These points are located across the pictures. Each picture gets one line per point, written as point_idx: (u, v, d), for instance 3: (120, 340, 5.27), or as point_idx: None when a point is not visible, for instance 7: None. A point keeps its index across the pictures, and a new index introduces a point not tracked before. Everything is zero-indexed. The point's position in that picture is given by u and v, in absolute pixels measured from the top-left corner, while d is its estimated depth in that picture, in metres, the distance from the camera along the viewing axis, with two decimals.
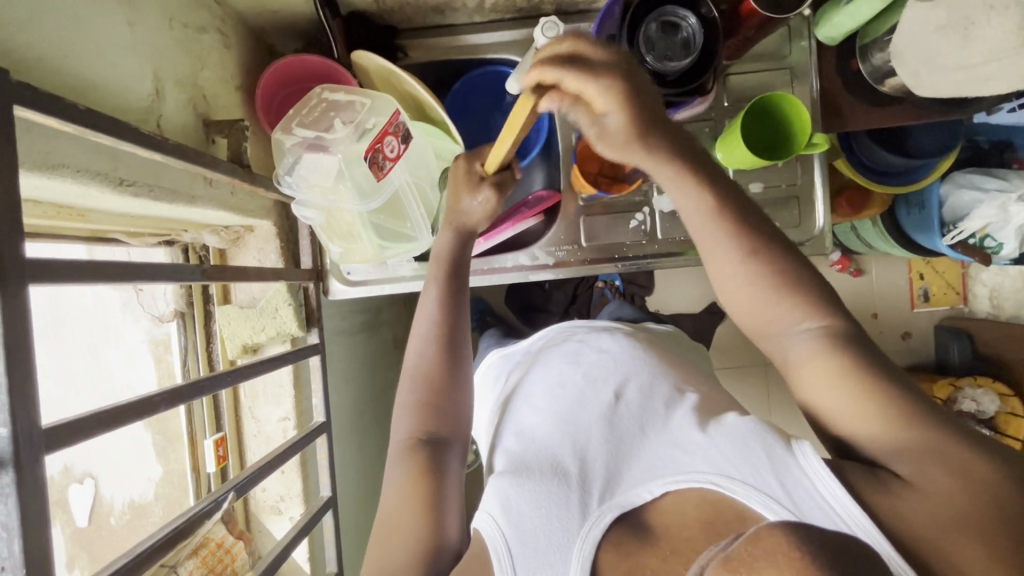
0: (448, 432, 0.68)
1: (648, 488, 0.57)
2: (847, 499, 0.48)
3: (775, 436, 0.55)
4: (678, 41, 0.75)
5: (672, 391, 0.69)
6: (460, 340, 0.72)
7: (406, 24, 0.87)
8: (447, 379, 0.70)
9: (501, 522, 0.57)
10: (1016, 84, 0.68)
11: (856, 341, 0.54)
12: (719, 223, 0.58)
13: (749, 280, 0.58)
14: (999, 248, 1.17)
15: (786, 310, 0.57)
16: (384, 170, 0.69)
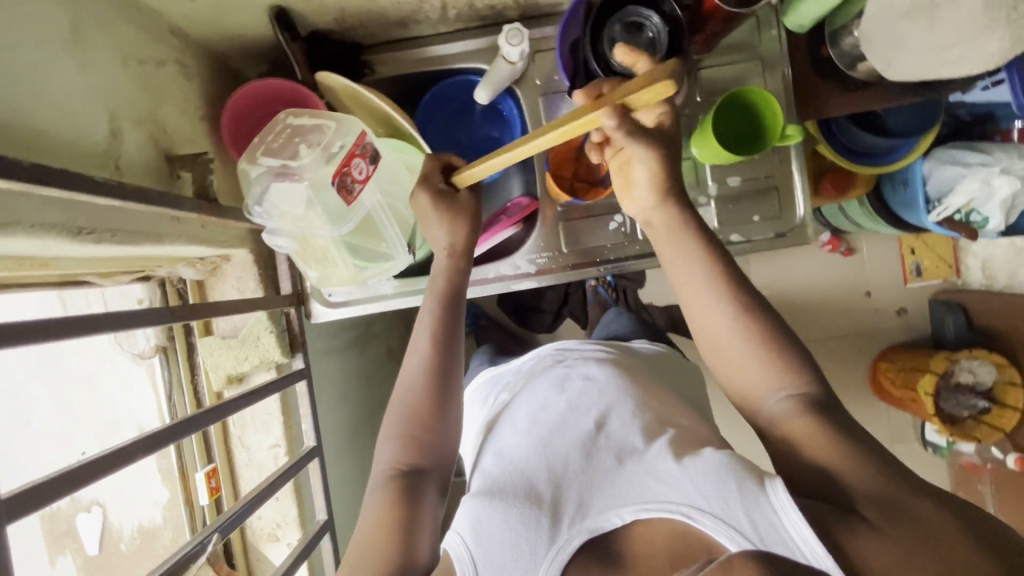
0: (428, 462, 0.67)
1: (619, 513, 0.59)
2: (811, 540, 0.47)
3: (751, 472, 0.54)
4: (645, 41, 0.73)
5: (653, 418, 0.69)
6: (448, 366, 0.70)
7: (371, 40, 0.86)
8: (433, 410, 0.68)
9: (470, 544, 0.59)
10: (988, 63, 0.67)
11: (828, 406, 0.57)
12: (706, 284, 0.62)
13: (735, 340, 0.61)
14: (985, 222, 1.16)
15: (765, 372, 0.60)
16: (354, 192, 0.68)
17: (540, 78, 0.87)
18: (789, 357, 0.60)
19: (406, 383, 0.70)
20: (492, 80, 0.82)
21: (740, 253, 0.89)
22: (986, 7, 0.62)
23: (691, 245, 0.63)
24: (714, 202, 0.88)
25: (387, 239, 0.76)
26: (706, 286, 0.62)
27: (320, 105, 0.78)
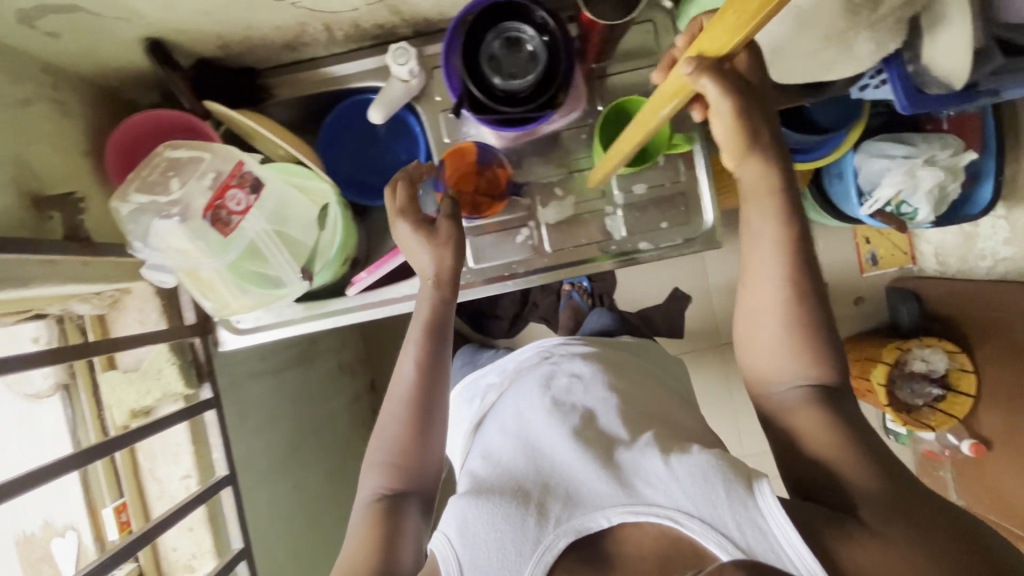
0: (416, 471, 0.71)
1: (605, 515, 0.63)
2: (791, 537, 0.55)
3: (737, 474, 0.60)
4: (525, 54, 0.72)
5: (639, 421, 0.73)
6: (437, 378, 0.72)
7: (265, 63, 0.85)
8: (416, 436, 0.71)
9: (457, 545, 0.63)
10: (860, 65, 0.66)
11: (836, 398, 0.64)
12: (784, 254, 0.63)
13: (780, 343, 0.64)
14: (914, 213, 1.16)
15: (794, 361, 0.64)
16: (231, 224, 0.69)
17: (440, 95, 0.87)
18: (822, 354, 0.64)
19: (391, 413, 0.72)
20: (387, 99, 0.81)
21: (649, 260, 0.89)
22: (847, 10, 0.60)
23: (771, 221, 0.63)
24: (621, 211, 0.88)
25: (275, 267, 0.76)
26: (773, 258, 0.63)
27: (211, 133, 0.78)
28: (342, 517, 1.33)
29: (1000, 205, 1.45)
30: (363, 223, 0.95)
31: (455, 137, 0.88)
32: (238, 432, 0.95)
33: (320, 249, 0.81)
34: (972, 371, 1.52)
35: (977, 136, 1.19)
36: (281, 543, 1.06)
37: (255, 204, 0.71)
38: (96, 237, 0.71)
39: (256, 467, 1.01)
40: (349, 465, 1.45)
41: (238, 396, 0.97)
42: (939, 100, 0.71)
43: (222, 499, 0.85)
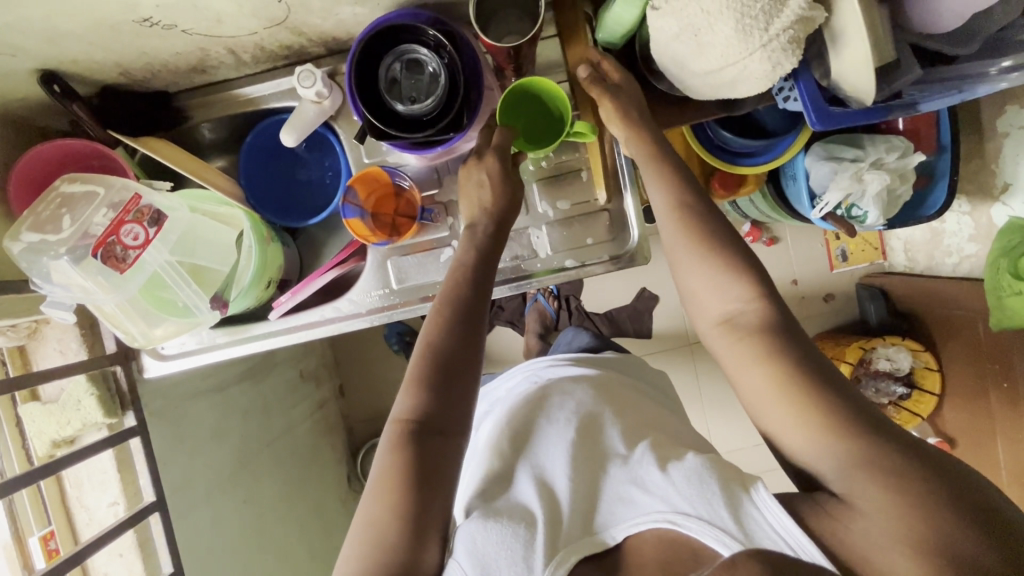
0: (437, 433, 0.64)
1: (611, 532, 0.64)
2: (796, 531, 0.56)
3: (735, 478, 0.62)
4: (427, 77, 0.71)
5: (633, 432, 0.76)
6: (465, 337, 0.67)
7: (178, 87, 0.84)
8: (467, 362, 0.67)
9: (467, 565, 0.61)
10: (762, 83, 0.64)
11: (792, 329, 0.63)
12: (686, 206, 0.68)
13: (714, 278, 0.66)
14: (864, 216, 1.14)
15: (733, 303, 0.65)
16: (127, 260, 0.68)
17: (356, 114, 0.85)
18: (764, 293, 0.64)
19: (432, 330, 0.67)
20: (298, 124, 0.80)
21: (576, 278, 0.88)
22: (738, 32, 0.58)
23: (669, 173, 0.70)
24: (546, 228, 0.86)
25: (182, 300, 0.75)
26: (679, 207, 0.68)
27: (119, 162, 0.77)
28: (301, 526, 1.34)
29: (965, 201, 1.41)
30: (292, 242, 0.94)
31: (375, 156, 0.85)
32: (172, 454, 0.96)
33: (235, 274, 0.79)
34: (937, 368, 1.50)
35: (932, 134, 1.17)
36: (229, 559, 1.07)
37: (156, 238, 0.70)
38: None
39: (197, 487, 1.01)
40: (312, 474, 1.46)
41: (174, 418, 0.97)
42: (850, 114, 0.70)
43: (152, 524, 0.86)
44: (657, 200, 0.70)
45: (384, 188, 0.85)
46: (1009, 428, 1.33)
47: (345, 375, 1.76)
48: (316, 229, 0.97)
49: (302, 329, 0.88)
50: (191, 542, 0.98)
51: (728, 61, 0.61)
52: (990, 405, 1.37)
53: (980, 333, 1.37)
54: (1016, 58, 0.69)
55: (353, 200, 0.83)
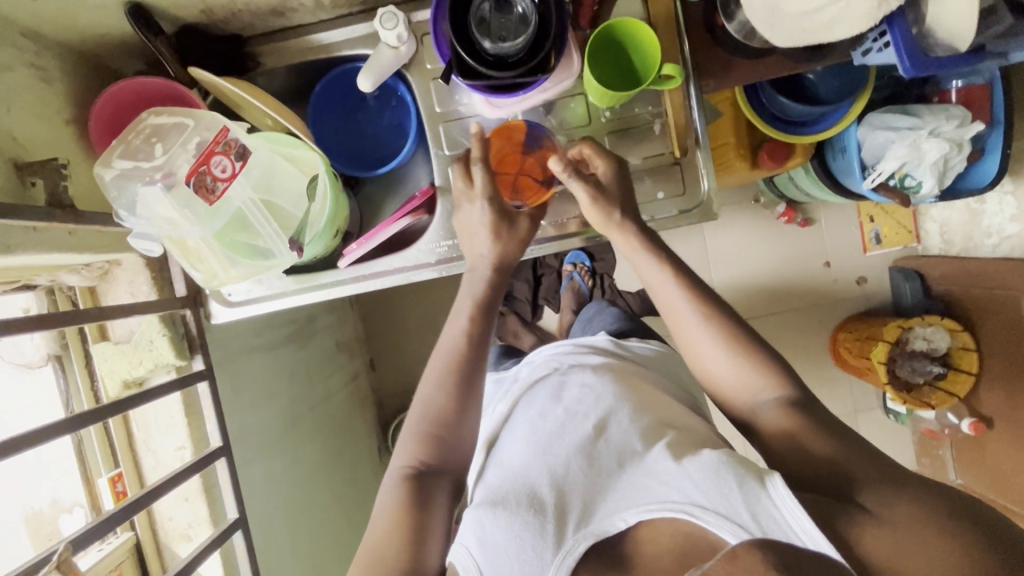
0: (445, 462, 0.72)
1: (623, 516, 0.62)
2: (818, 539, 0.53)
3: (749, 471, 0.59)
4: (515, 17, 0.71)
5: (651, 429, 0.72)
6: (476, 369, 0.76)
7: (252, 30, 0.84)
8: (456, 409, 0.73)
9: (476, 554, 0.63)
10: (865, 21, 0.63)
11: (809, 404, 0.67)
12: (682, 286, 0.75)
13: (719, 352, 0.72)
14: (919, 187, 1.14)
15: (754, 378, 0.70)
16: (216, 191, 0.68)
17: (430, 62, 0.84)
18: (771, 367, 0.70)
19: (434, 378, 0.75)
20: (376, 66, 0.79)
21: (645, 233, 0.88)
22: None
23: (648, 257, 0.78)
24: None
25: (264, 236, 0.74)
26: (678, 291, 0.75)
27: (197, 99, 0.77)
28: (339, 492, 1.34)
29: (1008, 180, 1.41)
30: (354, 197, 0.94)
31: (447, 107, 0.85)
32: (230, 405, 0.95)
33: (308, 221, 0.78)
34: (974, 349, 1.50)
35: (987, 107, 1.17)
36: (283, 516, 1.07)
37: (242, 171, 0.69)
38: (78, 203, 0.70)
39: (252, 442, 1.01)
40: (347, 443, 1.46)
41: (233, 370, 0.97)
42: (942, 61, 0.69)
43: (217, 470, 0.86)
44: (663, 280, 0.76)
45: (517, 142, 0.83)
46: None
47: (375, 349, 1.76)
48: (378, 185, 0.97)
49: (369, 279, 0.88)
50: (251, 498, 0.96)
51: None
52: None
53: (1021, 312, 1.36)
54: None
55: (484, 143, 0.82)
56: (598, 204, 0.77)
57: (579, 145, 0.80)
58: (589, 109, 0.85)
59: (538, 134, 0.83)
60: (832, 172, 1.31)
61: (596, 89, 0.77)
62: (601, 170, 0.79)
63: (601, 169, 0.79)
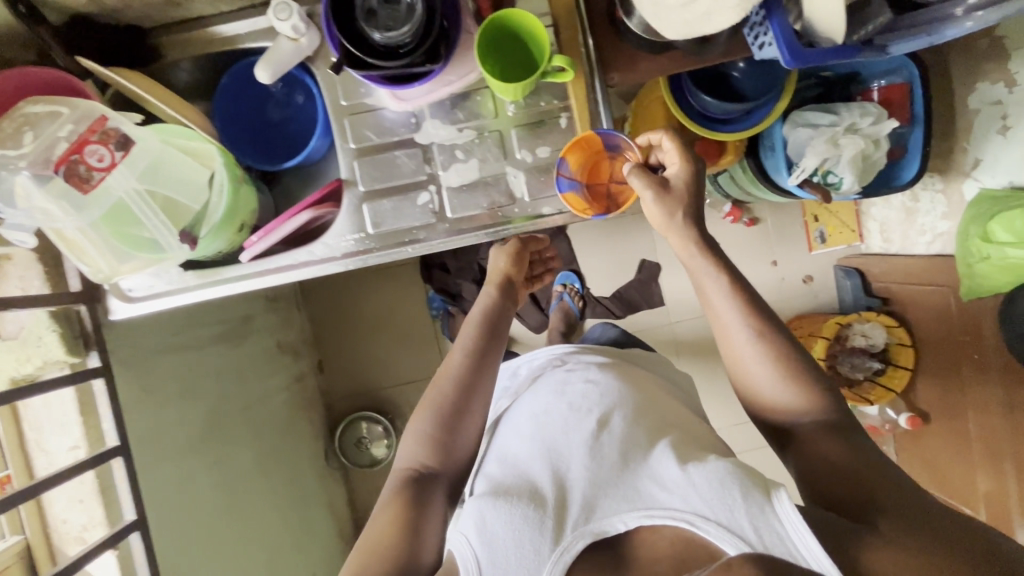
0: (440, 466, 0.77)
1: (623, 519, 0.66)
2: (816, 551, 0.56)
3: (755, 486, 0.62)
4: (403, 8, 0.71)
5: (647, 432, 0.75)
6: (478, 380, 0.80)
7: (152, 21, 0.83)
8: (449, 433, 0.77)
9: (475, 544, 0.65)
10: (738, 12, 0.65)
11: (842, 427, 0.69)
12: (737, 300, 0.73)
13: (766, 368, 0.71)
14: (840, 183, 1.15)
15: (798, 396, 0.70)
16: (92, 181, 0.67)
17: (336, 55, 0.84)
18: (813, 387, 0.71)
19: (441, 391, 0.79)
20: (273, 59, 0.78)
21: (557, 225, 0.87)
22: None
23: (706, 264, 0.75)
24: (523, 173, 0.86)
25: (148, 229, 0.73)
26: (729, 303, 0.73)
27: (84, 89, 0.75)
28: (279, 494, 1.32)
29: (938, 178, 1.40)
30: (268, 191, 0.94)
31: (353, 99, 0.84)
32: (142, 404, 0.93)
33: (205, 213, 0.77)
34: (910, 345, 1.53)
35: (905, 106, 1.20)
36: (208, 518, 1.05)
37: (122, 161, 0.69)
38: None
39: (167, 442, 0.98)
40: (290, 446, 1.43)
41: (144, 368, 0.94)
42: (823, 53, 0.71)
43: (114, 469, 0.85)
44: (719, 292, 0.74)
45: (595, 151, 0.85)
46: (979, 400, 1.34)
47: (325, 351, 1.69)
48: (295, 180, 0.96)
49: (276, 272, 0.87)
50: (164, 499, 0.94)
51: None
52: (961, 378, 1.39)
53: (950, 308, 1.39)
54: None
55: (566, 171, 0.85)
56: (664, 204, 0.75)
57: (659, 134, 0.79)
58: (495, 103, 0.85)
59: (614, 135, 0.83)
60: (765, 168, 1.29)
61: (499, 83, 0.77)
62: (675, 170, 0.77)
63: (675, 167, 0.77)
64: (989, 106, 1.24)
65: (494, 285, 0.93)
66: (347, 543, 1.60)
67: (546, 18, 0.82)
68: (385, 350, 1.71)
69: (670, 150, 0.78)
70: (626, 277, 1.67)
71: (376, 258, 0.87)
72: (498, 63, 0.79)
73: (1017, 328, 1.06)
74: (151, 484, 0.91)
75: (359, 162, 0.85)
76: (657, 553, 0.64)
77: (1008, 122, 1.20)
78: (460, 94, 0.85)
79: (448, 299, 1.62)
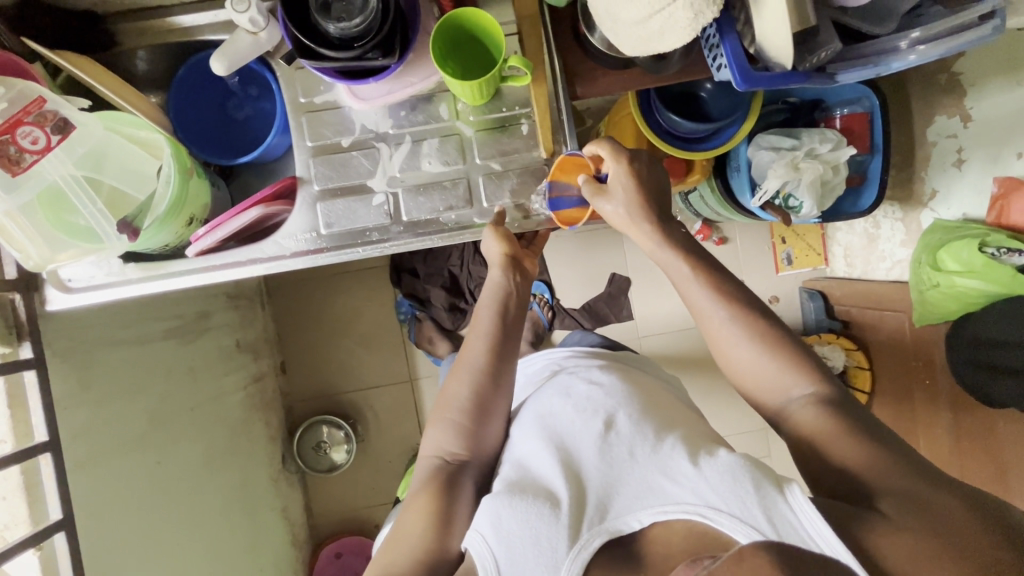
0: (468, 453, 0.76)
1: (637, 516, 0.63)
2: (829, 532, 0.54)
3: (767, 477, 0.60)
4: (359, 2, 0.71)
5: (661, 420, 0.74)
6: (501, 372, 0.78)
7: (107, 8, 0.81)
8: (477, 423, 0.77)
9: (492, 542, 0.62)
10: (689, 33, 0.65)
11: (843, 404, 0.65)
12: (700, 277, 0.72)
13: (750, 351, 0.69)
14: (800, 207, 1.18)
15: (784, 375, 0.68)
16: (23, 163, 0.65)
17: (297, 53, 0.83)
18: (806, 364, 0.68)
19: (466, 374, 0.78)
20: (230, 51, 0.77)
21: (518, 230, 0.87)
22: None
23: (671, 254, 0.73)
24: (482, 178, 0.86)
25: (84, 216, 0.71)
26: (695, 282, 0.72)
27: (28, 71, 0.73)
28: (231, 496, 1.28)
29: (897, 207, 1.43)
30: (225, 186, 0.92)
31: (312, 96, 0.84)
32: (80, 398, 0.89)
33: (150, 204, 0.75)
34: (867, 368, 1.56)
35: (865, 134, 1.23)
36: (150, 519, 1.01)
37: (57, 146, 0.67)
38: None
39: (104, 440, 0.94)
40: (246, 447, 1.39)
41: (85, 361, 0.91)
42: (773, 78, 0.72)
43: (41, 467, 0.82)
44: (690, 282, 0.72)
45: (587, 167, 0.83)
46: (930, 425, 1.37)
47: (287, 351, 1.66)
48: (253, 175, 0.95)
49: (224, 268, 0.85)
50: (99, 498, 0.90)
51: (656, 8, 0.63)
52: (914, 402, 1.42)
53: (905, 334, 1.43)
54: (924, 31, 0.72)
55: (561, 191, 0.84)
56: (631, 204, 0.74)
57: (592, 145, 0.77)
58: (456, 109, 0.85)
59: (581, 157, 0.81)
60: (731, 190, 1.31)
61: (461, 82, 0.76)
62: (616, 174, 0.75)
63: (617, 172, 0.75)
64: (946, 138, 1.28)
65: (500, 266, 0.83)
66: (301, 550, 1.56)
67: (509, 27, 0.83)
68: (349, 353, 1.68)
69: (608, 158, 0.76)
70: (594, 291, 1.67)
71: (325, 258, 0.85)
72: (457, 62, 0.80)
73: (961, 355, 1.09)
74: (83, 482, 0.88)
75: (316, 161, 0.84)
76: (596, 560, 0.62)
77: (962, 156, 1.24)
78: (420, 98, 0.85)
79: (416, 304, 1.61)
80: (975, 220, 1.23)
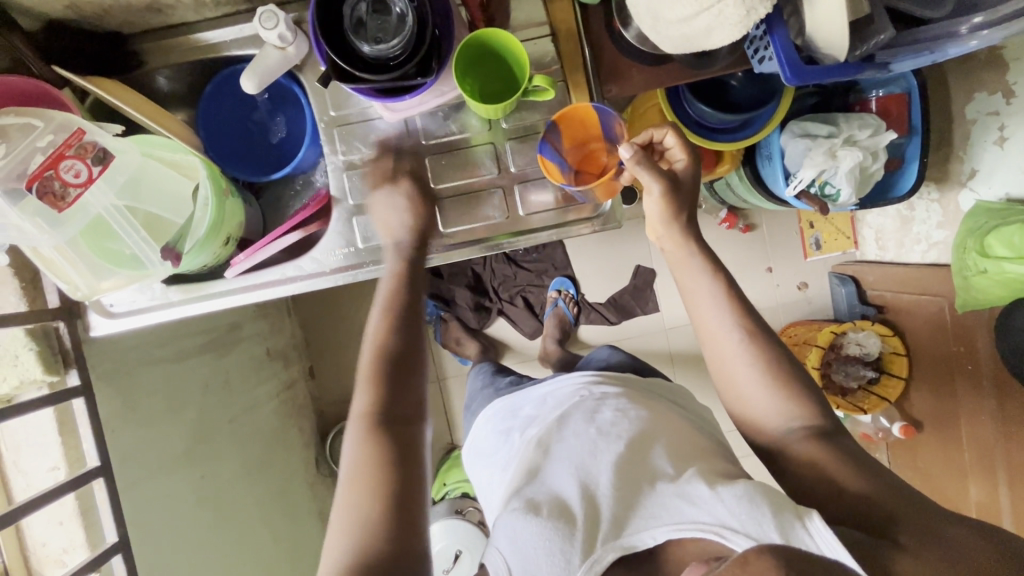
0: (409, 409, 0.70)
1: (651, 534, 0.63)
2: (838, 553, 0.54)
3: (788, 505, 0.58)
4: (393, 18, 0.70)
5: (694, 458, 0.72)
6: (412, 335, 0.74)
7: (131, 28, 0.80)
8: (397, 391, 0.70)
9: (508, 551, 0.64)
10: (736, 30, 0.63)
11: (834, 434, 0.68)
12: (733, 298, 0.74)
13: (753, 375, 0.71)
14: (838, 195, 1.14)
15: (782, 405, 0.70)
16: (67, 198, 0.66)
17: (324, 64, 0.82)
18: (818, 400, 0.70)
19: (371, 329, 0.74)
20: (259, 68, 0.76)
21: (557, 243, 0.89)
22: None
23: (698, 269, 0.76)
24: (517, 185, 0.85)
25: (128, 246, 0.71)
26: (720, 308, 0.74)
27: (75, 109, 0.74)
28: (272, 500, 1.29)
29: (933, 187, 1.39)
30: (256, 203, 0.91)
31: (342, 109, 0.82)
32: (124, 421, 0.90)
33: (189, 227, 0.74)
34: (904, 354, 1.52)
35: (903, 116, 1.18)
36: (198, 537, 1.02)
37: (97, 176, 0.67)
38: None
39: (150, 457, 0.95)
40: (282, 455, 1.40)
41: (126, 383, 0.92)
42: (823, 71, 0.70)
43: (95, 491, 0.83)
44: (706, 294, 0.75)
45: (591, 129, 0.81)
46: (972, 411, 1.35)
47: (315, 356, 1.66)
48: (280, 188, 0.94)
49: (261, 287, 0.86)
50: (143, 519, 0.91)
51: (704, 6, 0.60)
52: (954, 388, 1.39)
53: (944, 318, 1.39)
54: (987, 15, 0.68)
55: (553, 137, 0.79)
56: (669, 198, 0.76)
57: (661, 131, 0.79)
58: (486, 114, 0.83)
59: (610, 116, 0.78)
60: (762, 178, 1.27)
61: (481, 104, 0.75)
62: (680, 163, 0.79)
63: (680, 163, 0.79)
64: (986, 115, 1.22)
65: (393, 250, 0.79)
66: None
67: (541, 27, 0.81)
68: None
69: (674, 146, 0.79)
70: (619, 285, 1.65)
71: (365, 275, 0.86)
72: (480, 75, 0.78)
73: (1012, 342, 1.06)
74: (134, 502, 0.89)
75: (349, 175, 0.83)
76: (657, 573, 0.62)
77: (1004, 134, 1.19)
78: (450, 104, 0.83)
79: (440, 305, 1.59)
80: (1018, 199, 1.19)
